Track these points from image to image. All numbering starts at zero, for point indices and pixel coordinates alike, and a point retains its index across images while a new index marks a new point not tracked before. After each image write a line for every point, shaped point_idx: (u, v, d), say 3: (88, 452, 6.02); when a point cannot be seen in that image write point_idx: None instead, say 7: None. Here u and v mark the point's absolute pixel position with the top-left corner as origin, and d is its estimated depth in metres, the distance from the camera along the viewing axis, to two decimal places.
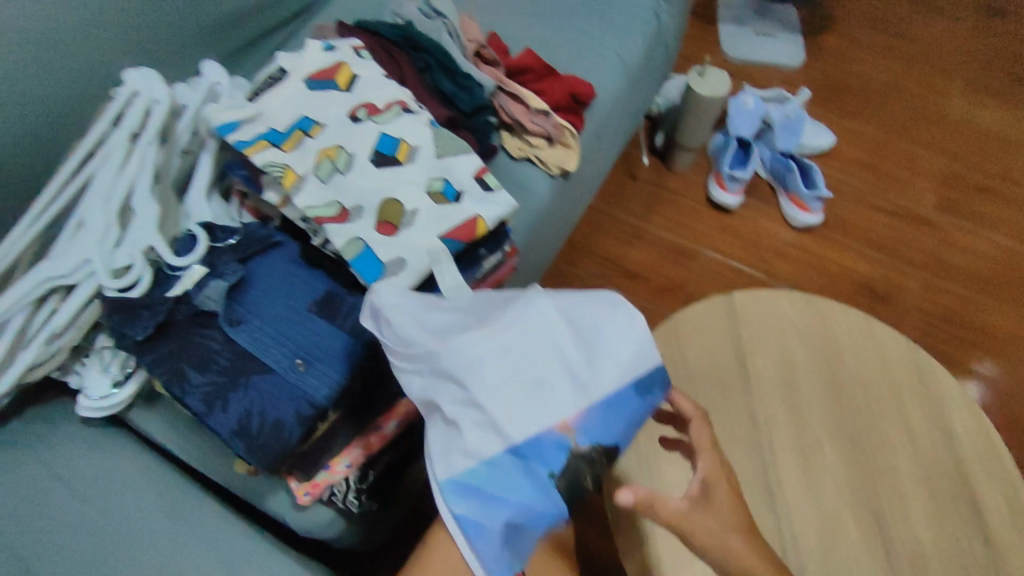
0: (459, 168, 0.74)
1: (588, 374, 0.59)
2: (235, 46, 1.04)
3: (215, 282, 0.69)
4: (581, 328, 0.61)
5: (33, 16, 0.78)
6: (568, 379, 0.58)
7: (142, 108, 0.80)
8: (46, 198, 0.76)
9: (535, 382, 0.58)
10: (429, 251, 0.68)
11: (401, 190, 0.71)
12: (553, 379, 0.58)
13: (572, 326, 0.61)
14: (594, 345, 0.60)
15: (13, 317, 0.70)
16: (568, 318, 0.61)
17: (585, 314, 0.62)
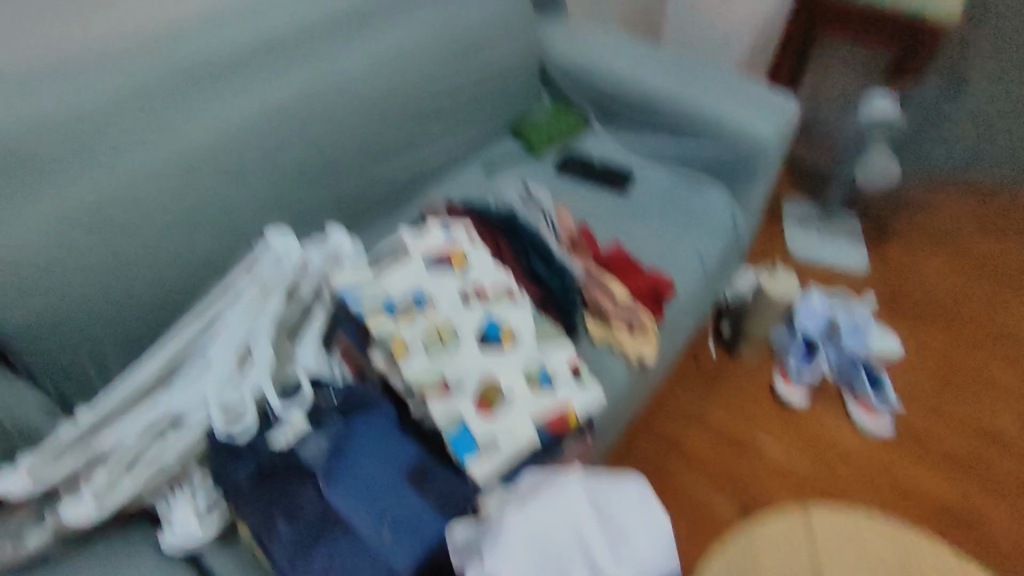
0: (554, 359, 0.86)
1: (607, 561, 0.66)
2: (361, 213, 1.20)
3: (317, 436, 0.78)
4: (607, 516, 0.69)
5: (215, 182, 0.94)
6: (588, 562, 0.65)
7: (277, 263, 0.90)
8: (180, 335, 0.85)
9: (558, 562, 0.65)
10: (522, 434, 0.77)
11: (501, 373, 0.81)
12: (573, 560, 0.65)
13: (599, 513, 0.69)
14: (621, 538, 0.68)
15: (127, 442, 0.76)
16: (597, 506, 0.69)
17: (612, 504, 0.70)
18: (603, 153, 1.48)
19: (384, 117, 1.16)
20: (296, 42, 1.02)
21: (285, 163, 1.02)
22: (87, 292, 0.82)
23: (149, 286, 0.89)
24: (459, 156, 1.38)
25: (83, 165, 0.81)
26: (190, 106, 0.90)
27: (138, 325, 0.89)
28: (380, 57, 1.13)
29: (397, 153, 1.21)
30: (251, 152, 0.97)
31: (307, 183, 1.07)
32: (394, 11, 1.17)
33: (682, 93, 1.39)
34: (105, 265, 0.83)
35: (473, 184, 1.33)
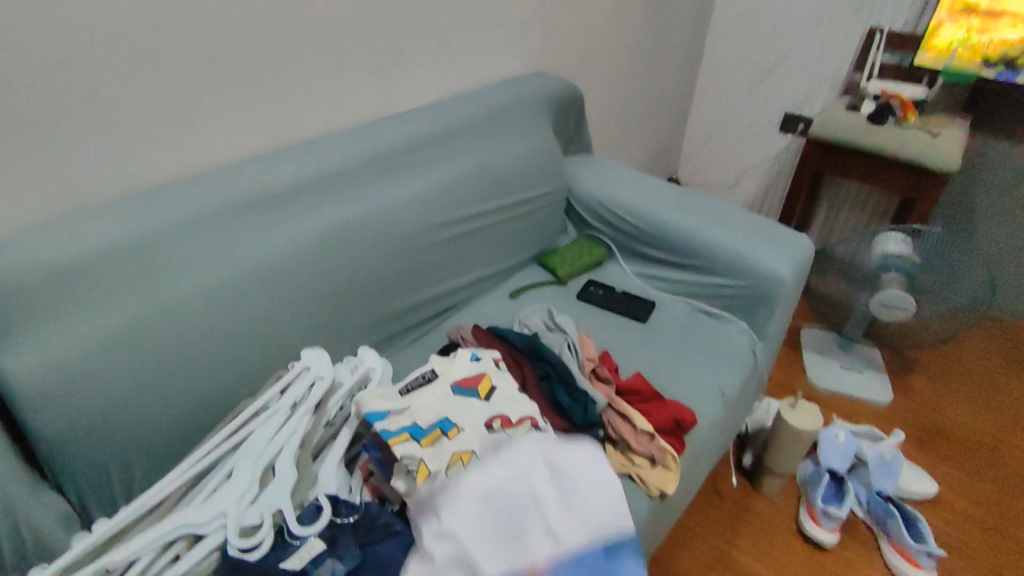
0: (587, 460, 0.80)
1: (560, 523, 0.74)
2: (391, 333, 1.25)
3: (331, 563, 0.75)
4: (561, 479, 0.78)
5: (261, 301, 1.01)
6: (542, 525, 0.73)
7: (309, 383, 0.96)
8: (207, 448, 0.87)
9: (513, 522, 0.73)
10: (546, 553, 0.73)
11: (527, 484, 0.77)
12: (529, 520, 0.73)
13: (554, 476, 0.78)
14: (574, 498, 0.76)
15: (139, 558, 0.75)
16: (552, 468, 0.78)
17: (568, 466, 0.79)
18: (623, 283, 1.56)
19: (419, 246, 1.25)
20: (344, 180, 1.14)
21: (325, 287, 1.09)
22: (128, 405, 0.86)
23: (184, 401, 0.92)
24: (485, 282, 1.45)
25: (145, 285, 0.89)
26: (245, 236, 1.00)
27: (170, 438, 0.92)
28: (419, 193, 1.24)
29: (428, 278, 1.29)
30: (295, 276, 1.05)
31: (343, 304, 1.13)
32: (434, 153, 1.29)
33: (697, 230, 1.48)
34: (148, 380, 0.88)
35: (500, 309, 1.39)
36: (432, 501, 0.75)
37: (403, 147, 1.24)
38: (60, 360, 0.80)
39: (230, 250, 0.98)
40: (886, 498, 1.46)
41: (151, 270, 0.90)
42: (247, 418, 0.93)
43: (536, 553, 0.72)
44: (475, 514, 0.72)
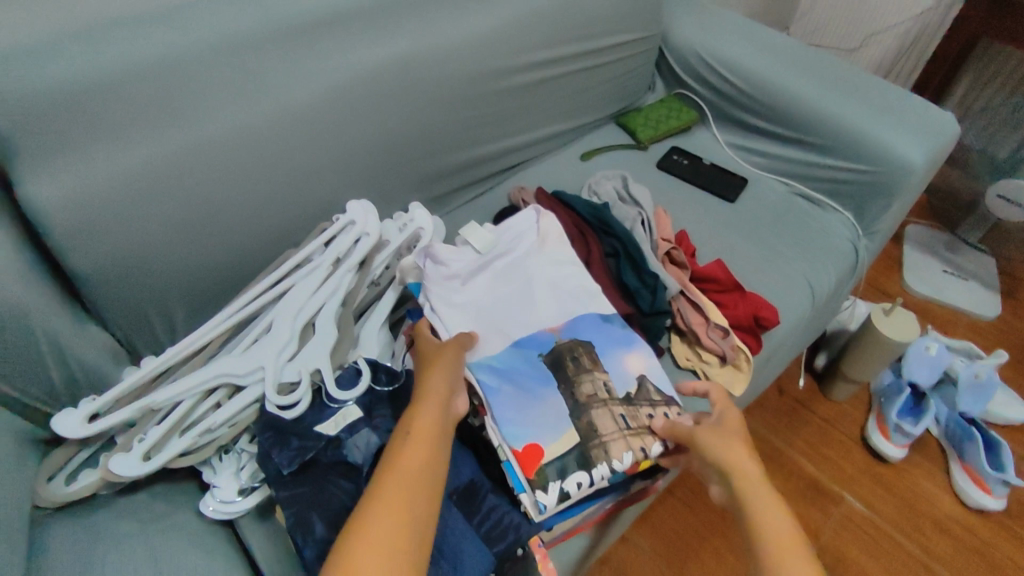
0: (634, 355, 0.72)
1: (567, 301, 0.77)
2: (448, 189, 1.14)
3: (367, 432, 0.70)
4: (556, 264, 0.80)
5: (308, 144, 0.90)
6: (551, 301, 0.77)
7: (353, 239, 0.88)
8: (245, 298, 0.82)
9: (527, 305, 0.76)
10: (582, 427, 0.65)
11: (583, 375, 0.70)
12: (539, 298, 0.76)
13: (548, 263, 0.80)
14: (572, 281, 0.79)
15: (181, 401, 0.75)
16: (546, 256, 0.81)
17: (555, 252, 0.82)
18: (713, 154, 1.36)
19: (483, 94, 1.08)
20: (403, 6, 0.95)
21: (375, 133, 0.97)
22: (165, 250, 0.80)
23: (227, 247, 0.87)
24: (552, 141, 1.29)
25: (181, 116, 0.77)
26: (290, 63, 0.85)
27: (210, 284, 0.87)
28: (489, 28, 1.04)
29: (489, 133, 1.14)
30: (343, 121, 0.92)
31: (396, 154, 1.01)
32: None
33: (814, 99, 1.23)
34: (183, 226, 0.81)
35: (570, 174, 1.25)
36: (451, 294, 0.75)
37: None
38: (90, 195, 0.72)
39: (274, 84, 0.84)
40: (969, 420, 1.34)
41: (186, 104, 0.78)
42: (289, 271, 0.87)
43: (554, 320, 0.74)
44: (496, 306, 0.76)
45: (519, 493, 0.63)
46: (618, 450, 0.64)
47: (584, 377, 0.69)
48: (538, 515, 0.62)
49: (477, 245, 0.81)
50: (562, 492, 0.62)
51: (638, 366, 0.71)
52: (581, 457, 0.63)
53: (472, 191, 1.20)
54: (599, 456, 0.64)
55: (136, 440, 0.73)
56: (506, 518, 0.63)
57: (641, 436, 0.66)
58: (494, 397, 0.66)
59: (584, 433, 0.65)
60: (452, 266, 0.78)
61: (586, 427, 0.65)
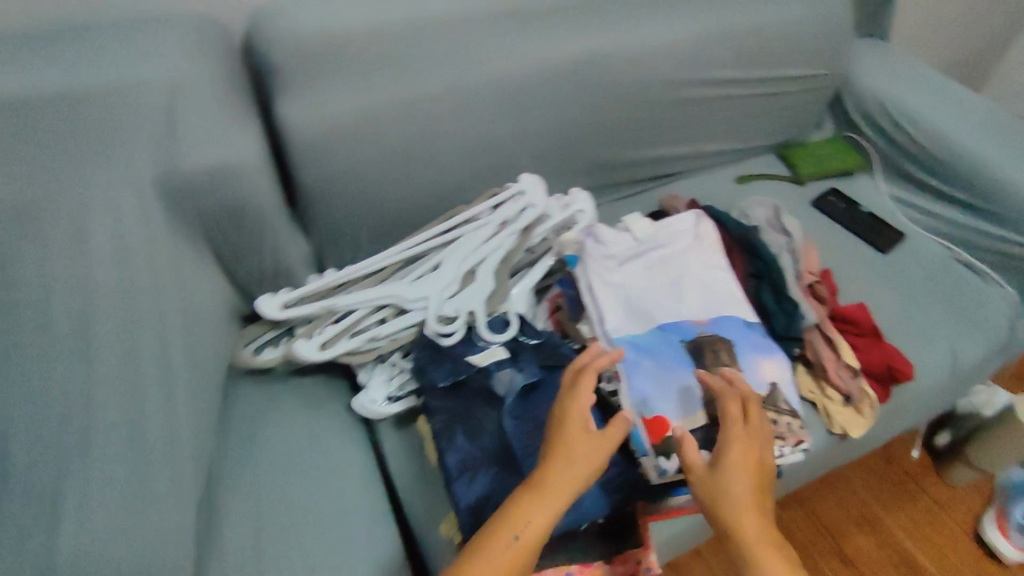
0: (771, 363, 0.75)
1: (713, 298, 0.81)
2: (605, 182, 1.20)
3: (511, 372, 0.76)
4: (708, 265, 0.84)
5: (498, 117, 0.98)
6: (699, 294, 0.81)
7: (520, 208, 0.97)
8: (420, 238, 0.93)
9: (675, 294, 0.81)
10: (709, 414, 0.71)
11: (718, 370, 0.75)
12: (687, 290, 0.81)
13: (701, 261, 0.84)
14: (721, 282, 0.83)
15: (355, 309, 0.86)
16: (700, 255, 0.85)
17: (709, 254, 0.85)
18: (872, 202, 1.33)
19: (660, 101, 1.13)
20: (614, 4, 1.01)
21: (558, 117, 1.04)
22: (366, 186, 0.93)
23: (411, 193, 0.98)
24: (711, 158, 1.32)
25: (404, 76, 0.89)
26: (499, 41, 0.93)
27: (391, 222, 0.99)
28: (681, 40, 1.08)
29: (656, 139, 1.19)
30: (535, 101, 1.00)
31: (569, 141, 1.08)
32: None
33: (1004, 166, 1.17)
34: (384, 166, 0.93)
35: (723, 193, 1.27)
36: (605, 272, 0.83)
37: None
38: (323, 134, 0.87)
39: (489, 55, 0.93)
40: None
41: (412, 62, 0.89)
42: (459, 223, 0.97)
43: (698, 312, 0.79)
44: (644, 289, 0.81)
45: (641, 454, 0.69)
46: None
47: (719, 370, 0.73)
48: (656, 477, 0.68)
49: (637, 233, 0.87)
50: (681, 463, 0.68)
51: (772, 374, 0.74)
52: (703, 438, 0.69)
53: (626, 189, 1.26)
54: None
55: (316, 332, 0.86)
56: (627, 473, 0.70)
57: None
58: (634, 370, 0.73)
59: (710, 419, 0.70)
60: (611, 247, 0.85)
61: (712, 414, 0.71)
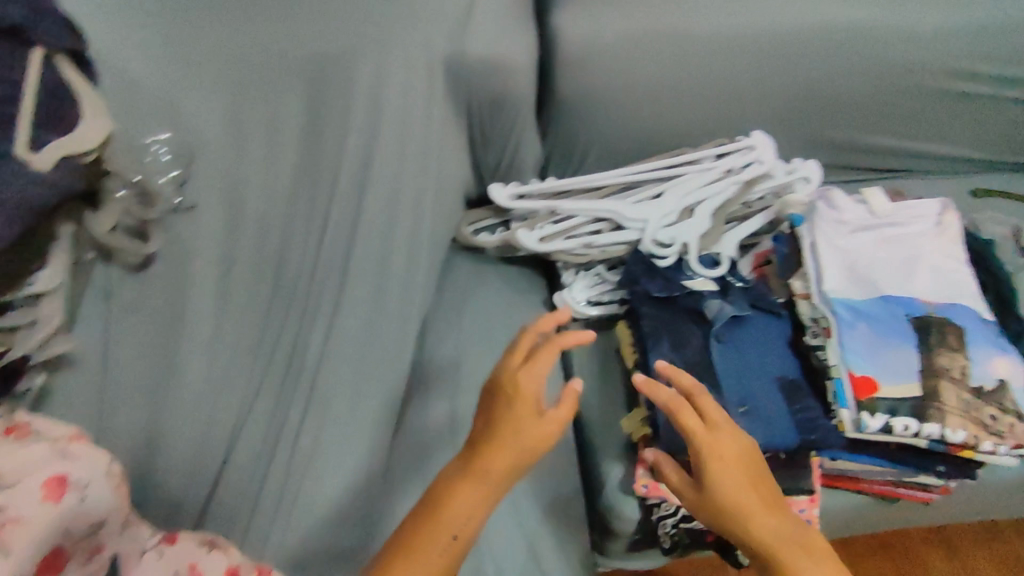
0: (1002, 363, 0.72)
1: (944, 285, 0.78)
2: (835, 162, 1.15)
3: (721, 303, 0.79)
4: (945, 252, 0.80)
5: (749, 69, 0.98)
6: (930, 277, 0.78)
7: (747, 161, 0.97)
8: (646, 166, 0.96)
9: (903, 271, 0.78)
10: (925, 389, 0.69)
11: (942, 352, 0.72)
12: (918, 271, 0.78)
13: (938, 247, 0.81)
14: (956, 272, 0.79)
15: (575, 215, 0.93)
16: (938, 240, 0.81)
17: (949, 242, 0.81)
18: None
19: (934, 91, 1.04)
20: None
21: (817, 82, 1.00)
22: (605, 110, 0.99)
23: (642, 125, 1.02)
24: (968, 165, 1.19)
25: (668, 14, 0.93)
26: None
27: (616, 150, 1.05)
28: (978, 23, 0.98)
29: (909, 131, 1.11)
30: (797, 61, 0.98)
31: (815, 109, 1.04)
32: None
33: None
34: (627, 94, 0.98)
35: (964, 203, 1.17)
36: (831, 235, 0.82)
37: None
38: (584, 50, 0.92)
39: (759, 10, 0.94)
40: None
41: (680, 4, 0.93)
42: (683, 161, 0.98)
43: (926, 294, 0.77)
44: (871, 259, 0.80)
45: (839, 407, 0.71)
46: (953, 424, 0.68)
47: (944, 352, 0.71)
48: (853, 429, 0.70)
49: (875, 207, 0.84)
50: (887, 424, 0.68)
51: (1001, 372, 0.71)
52: (916, 408, 0.68)
53: (853, 175, 1.19)
54: (933, 416, 0.68)
55: (537, 226, 0.93)
56: (820, 418, 0.71)
57: (977, 426, 0.69)
58: (849, 330, 0.73)
59: (928, 392, 0.69)
60: (845, 213, 0.84)
61: (930, 389, 0.69)
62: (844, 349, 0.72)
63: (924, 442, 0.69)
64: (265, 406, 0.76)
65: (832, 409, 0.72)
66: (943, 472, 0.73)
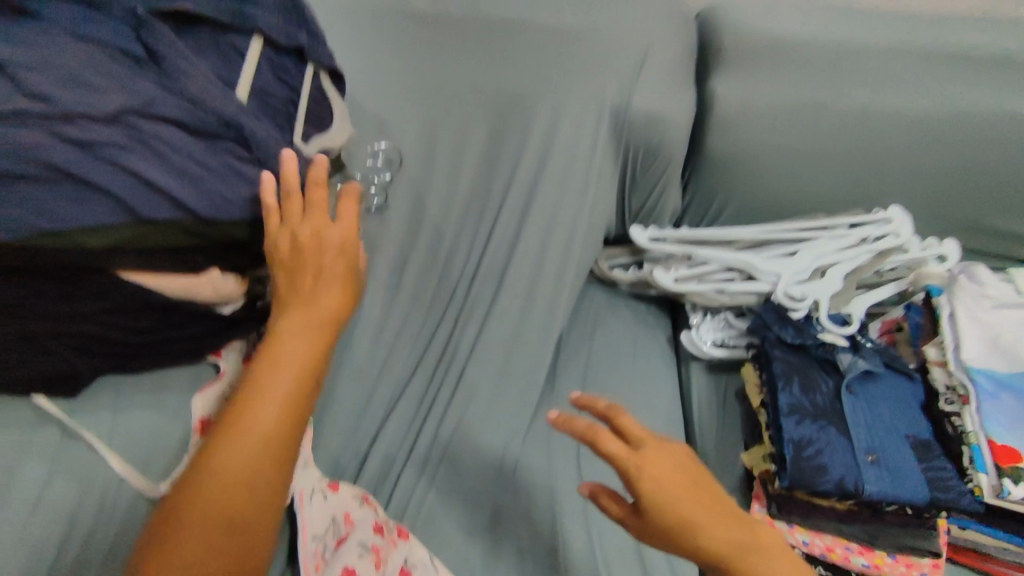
0: None
1: None
2: (986, 251, 1.13)
3: (856, 358, 0.82)
4: None
5: (896, 146, 1.03)
6: None
7: (883, 233, 0.98)
8: (781, 226, 1.01)
9: None
10: None
11: None
12: None
13: None
14: None
15: (710, 262, 0.98)
16: None
17: None
18: None
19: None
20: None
21: (969, 167, 1.03)
22: (747, 169, 1.07)
23: (782, 187, 1.08)
24: None
25: (819, 86, 1.01)
26: (922, 82, 1.00)
27: (753, 209, 1.11)
28: None
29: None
30: (949, 144, 1.02)
31: (964, 193, 1.06)
32: None
33: None
34: (771, 157, 1.05)
35: None
36: (973, 309, 0.83)
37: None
38: (736, 112, 1.03)
39: (914, 93, 1.00)
40: None
41: (833, 79, 1.01)
42: (813, 227, 1.01)
43: None
44: (1017, 335, 0.80)
45: (977, 471, 0.72)
46: None
47: None
48: (991, 496, 0.71)
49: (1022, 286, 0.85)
50: None
51: None
52: None
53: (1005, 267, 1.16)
54: None
55: (672, 268, 1.00)
56: (952, 480, 0.73)
57: None
58: (989, 400, 0.74)
59: None
60: (989, 289, 0.85)
61: None
62: (983, 417, 0.73)
63: None
64: (419, 384, 0.87)
65: (967, 473, 0.73)
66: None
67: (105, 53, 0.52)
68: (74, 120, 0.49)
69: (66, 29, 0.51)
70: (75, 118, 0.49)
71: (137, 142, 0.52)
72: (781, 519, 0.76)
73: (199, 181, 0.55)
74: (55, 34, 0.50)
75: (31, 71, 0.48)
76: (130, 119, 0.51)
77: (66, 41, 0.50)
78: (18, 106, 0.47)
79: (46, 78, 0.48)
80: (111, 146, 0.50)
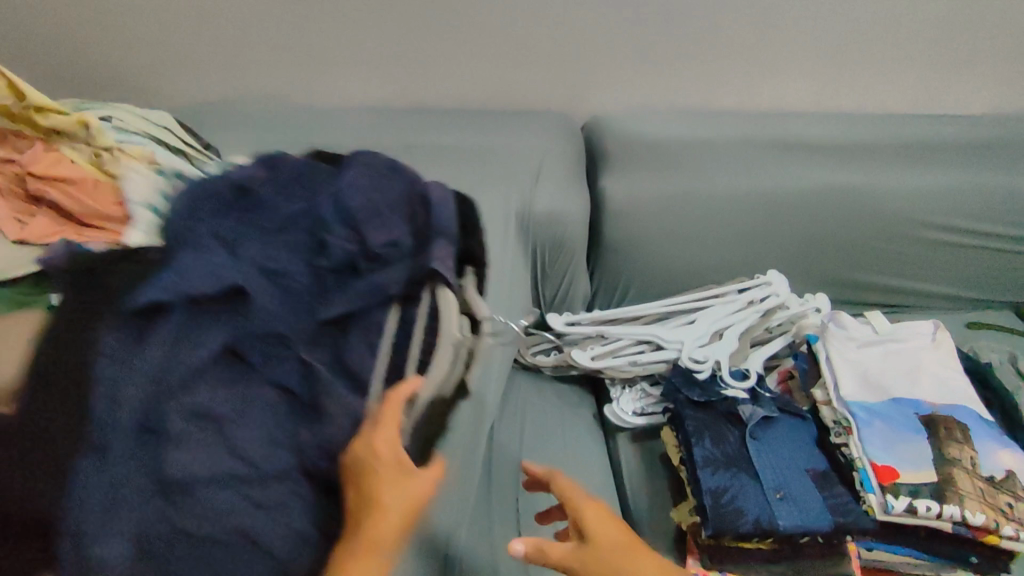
0: (1002, 456, 0.82)
1: (946, 391, 0.90)
2: (853, 299, 1.29)
3: (754, 407, 0.91)
4: (942, 364, 0.93)
5: (758, 220, 1.20)
6: (933, 385, 0.90)
7: (765, 294, 1.14)
8: (679, 299, 1.13)
9: (908, 382, 0.91)
10: (940, 475, 0.78)
11: (958, 445, 0.81)
12: (921, 381, 0.91)
13: (935, 360, 0.94)
14: (955, 381, 0.91)
15: (620, 338, 1.09)
16: (934, 354, 0.95)
17: (944, 356, 0.95)
18: None
19: (930, 239, 1.23)
20: (891, 150, 1.18)
21: (822, 231, 1.21)
22: (640, 251, 1.21)
23: (673, 265, 1.22)
24: (976, 303, 1.31)
25: (688, 176, 1.18)
26: (770, 165, 1.18)
27: (652, 286, 1.24)
28: (947, 184, 1.19)
29: (915, 273, 1.28)
30: (803, 213, 1.20)
31: (822, 252, 1.23)
32: (989, 152, 1.19)
33: None
34: (659, 238, 1.20)
35: (985, 335, 1.26)
36: (842, 354, 0.96)
37: (977, 140, 1.18)
38: (623, 204, 1.18)
39: (767, 174, 1.18)
40: None
41: (698, 169, 1.18)
42: (706, 296, 1.15)
43: (931, 398, 0.89)
44: (880, 372, 0.92)
45: (866, 492, 0.80)
46: (971, 506, 0.76)
47: (954, 444, 0.81)
48: (881, 512, 0.78)
49: (878, 326, 1.00)
50: (911, 504, 0.77)
51: (1008, 463, 0.81)
52: (935, 491, 0.77)
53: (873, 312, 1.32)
54: (952, 498, 0.77)
55: (588, 348, 1.09)
56: (851, 504, 0.80)
57: (994, 510, 0.77)
58: (866, 428, 0.84)
59: (944, 477, 0.78)
60: (852, 332, 0.99)
61: (945, 475, 0.79)
62: (865, 444, 0.83)
63: (948, 524, 0.77)
64: None
65: (861, 496, 0.81)
66: (976, 564, 0.79)
67: (286, 406, 0.48)
68: (243, 458, 0.44)
69: (263, 380, 0.48)
70: (242, 478, 0.44)
71: (290, 501, 0.45)
72: (714, 568, 0.80)
73: (285, 518, 0.44)
74: (255, 396, 0.47)
75: (232, 426, 0.45)
76: (296, 476, 0.46)
77: (261, 398, 0.47)
78: (177, 430, 0.44)
79: (243, 435, 0.45)
80: (295, 539, 0.44)
